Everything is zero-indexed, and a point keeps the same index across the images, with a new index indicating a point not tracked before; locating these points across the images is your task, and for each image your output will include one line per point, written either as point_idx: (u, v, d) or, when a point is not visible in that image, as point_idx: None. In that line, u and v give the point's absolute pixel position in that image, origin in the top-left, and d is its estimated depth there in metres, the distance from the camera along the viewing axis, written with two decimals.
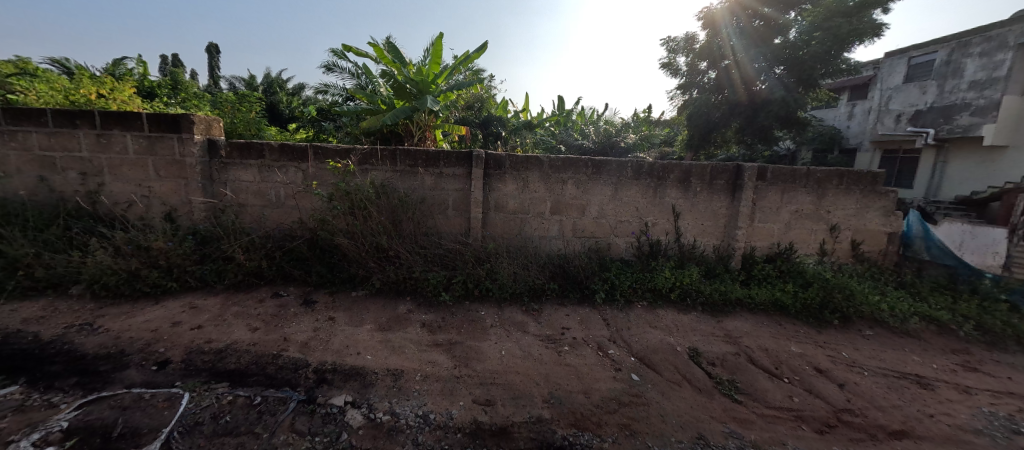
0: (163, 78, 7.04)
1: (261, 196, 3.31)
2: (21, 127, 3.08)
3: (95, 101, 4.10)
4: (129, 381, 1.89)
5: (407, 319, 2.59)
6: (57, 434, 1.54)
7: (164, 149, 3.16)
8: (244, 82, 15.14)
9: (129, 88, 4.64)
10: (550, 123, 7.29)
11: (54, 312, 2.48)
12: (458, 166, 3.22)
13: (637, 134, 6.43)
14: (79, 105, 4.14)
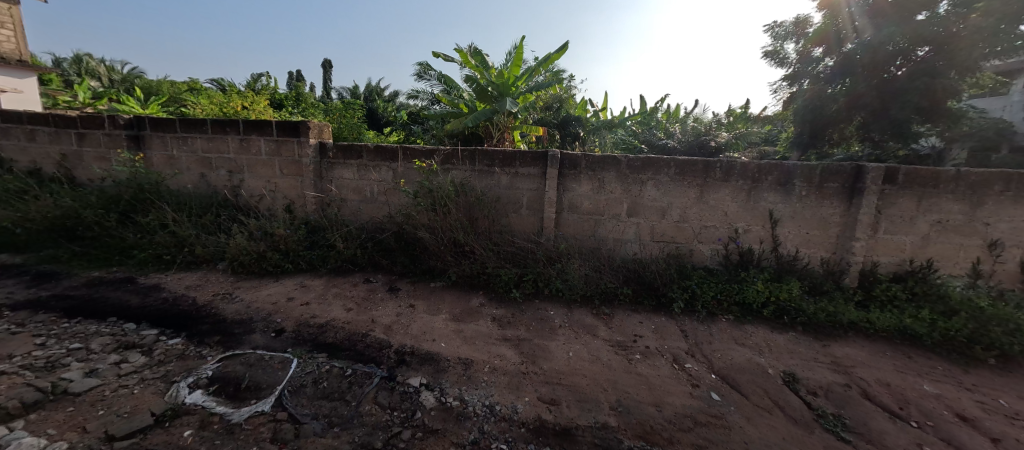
0: (288, 91, 8.29)
1: (359, 192, 3.73)
2: (190, 133, 3.91)
3: (240, 112, 5.00)
4: (255, 343, 2.29)
5: (479, 312, 2.72)
6: (205, 379, 1.93)
7: (287, 151, 3.73)
8: (349, 91, 17.12)
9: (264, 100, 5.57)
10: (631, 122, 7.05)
11: (206, 282, 3.09)
12: (533, 166, 3.29)
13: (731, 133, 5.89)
14: (230, 115, 5.09)
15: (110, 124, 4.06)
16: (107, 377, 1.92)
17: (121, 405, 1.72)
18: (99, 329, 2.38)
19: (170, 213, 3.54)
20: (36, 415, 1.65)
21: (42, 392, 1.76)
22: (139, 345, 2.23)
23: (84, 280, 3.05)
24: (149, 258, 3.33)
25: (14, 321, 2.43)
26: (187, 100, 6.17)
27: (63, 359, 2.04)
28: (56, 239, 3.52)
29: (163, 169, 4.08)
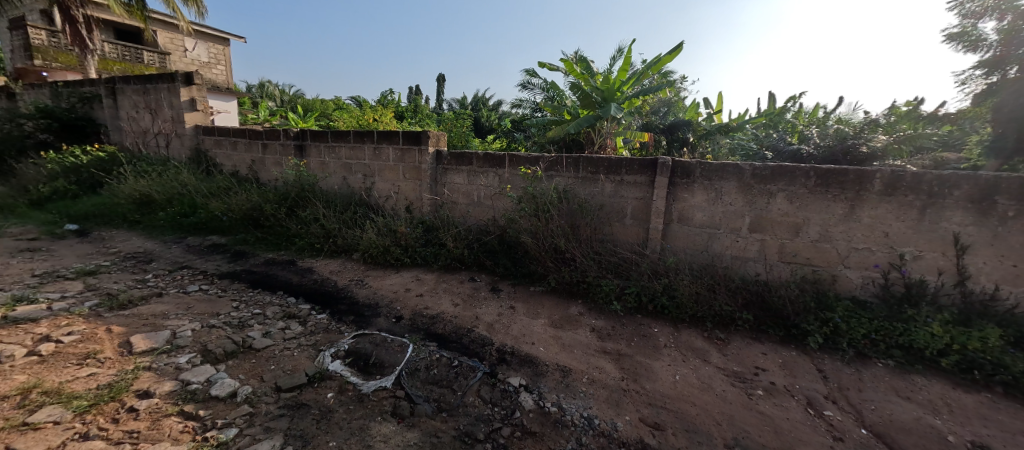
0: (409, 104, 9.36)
1: (468, 196, 4.00)
2: (337, 143, 4.69)
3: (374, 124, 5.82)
4: (381, 326, 2.61)
5: (578, 320, 2.70)
6: (342, 351, 2.27)
7: (409, 158, 4.19)
8: (458, 102, 18.67)
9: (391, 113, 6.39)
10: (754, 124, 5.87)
11: (343, 268, 3.63)
12: (641, 174, 3.14)
13: (905, 133, 4.07)
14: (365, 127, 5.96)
15: (284, 135, 5.12)
16: (276, 339, 2.38)
17: (284, 364, 2.12)
18: (270, 300, 2.97)
19: (321, 209, 4.25)
20: (231, 361, 2.13)
21: (235, 344, 2.27)
22: (297, 316, 2.72)
23: (261, 259, 3.84)
24: (304, 245, 4.03)
25: (218, 287, 3.17)
26: (334, 115, 7.39)
27: (248, 321, 2.60)
28: (245, 227, 4.48)
29: (317, 172, 4.96)
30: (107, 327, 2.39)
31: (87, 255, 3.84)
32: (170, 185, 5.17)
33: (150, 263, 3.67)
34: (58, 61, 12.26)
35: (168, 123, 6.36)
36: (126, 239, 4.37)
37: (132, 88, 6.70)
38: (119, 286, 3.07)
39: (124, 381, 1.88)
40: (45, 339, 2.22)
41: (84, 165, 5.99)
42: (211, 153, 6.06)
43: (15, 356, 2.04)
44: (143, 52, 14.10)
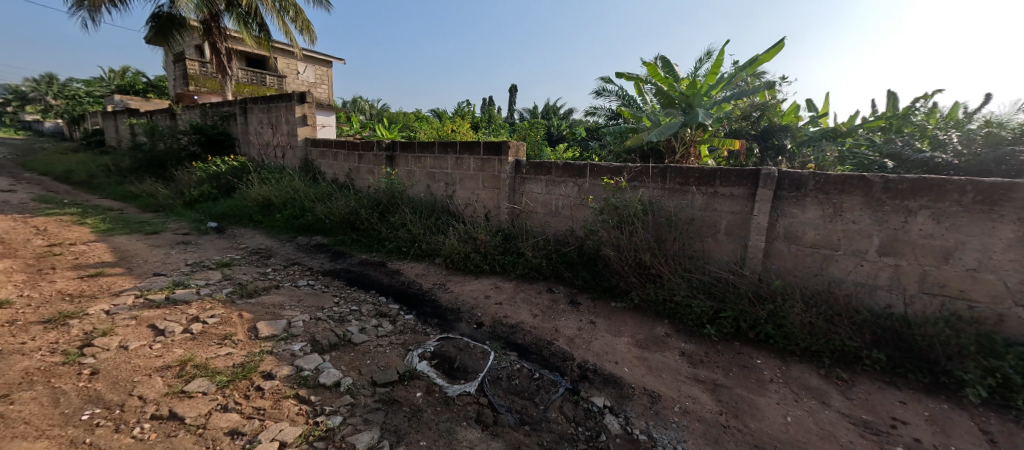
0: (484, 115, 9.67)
1: (546, 206, 3.99)
2: (423, 153, 5.02)
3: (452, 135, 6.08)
4: (463, 331, 2.69)
5: (666, 342, 2.52)
6: (428, 353, 2.38)
7: (489, 168, 4.32)
8: (529, 111, 19.04)
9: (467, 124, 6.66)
10: (869, 129, 4.94)
11: (427, 272, 3.83)
12: (738, 186, 2.87)
13: None
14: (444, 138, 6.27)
15: (377, 147, 5.61)
16: (371, 335, 2.57)
17: (378, 359, 2.28)
18: (365, 298, 3.23)
19: (408, 215, 4.55)
20: (334, 352, 2.35)
21: (337, 337, 2.50)
22: (388, 315, 2.92)
23: (357, 260, 4.21)
24: (394, 248, 4.34)
25: (323, 283, 3.54)
26: (416, 127, 7.86)
27: (347, 316, 2.85)
28: (343, 229, 4.94)
29: (405, 180, 5.34)
30: (239, 312, 2.79)
31: (224, 249, 4.55)
32: (285, 190, 5.92)
33: (269, 258, 4.22)
34: (207, 87, 14.85)
35: (285, 137, 7.33)
36: (251, 236, 5.08)
37: (259, 107, 7.83)
38: (247, 277, 3.59)
39: (253, 362, 2.17)
40: (196, 319, 2.66)
41: (223, 173, 7.13)
42: (317, 163, 6.84)
43: (176, 332, 2.47)
44: (266, 76, 16.50)
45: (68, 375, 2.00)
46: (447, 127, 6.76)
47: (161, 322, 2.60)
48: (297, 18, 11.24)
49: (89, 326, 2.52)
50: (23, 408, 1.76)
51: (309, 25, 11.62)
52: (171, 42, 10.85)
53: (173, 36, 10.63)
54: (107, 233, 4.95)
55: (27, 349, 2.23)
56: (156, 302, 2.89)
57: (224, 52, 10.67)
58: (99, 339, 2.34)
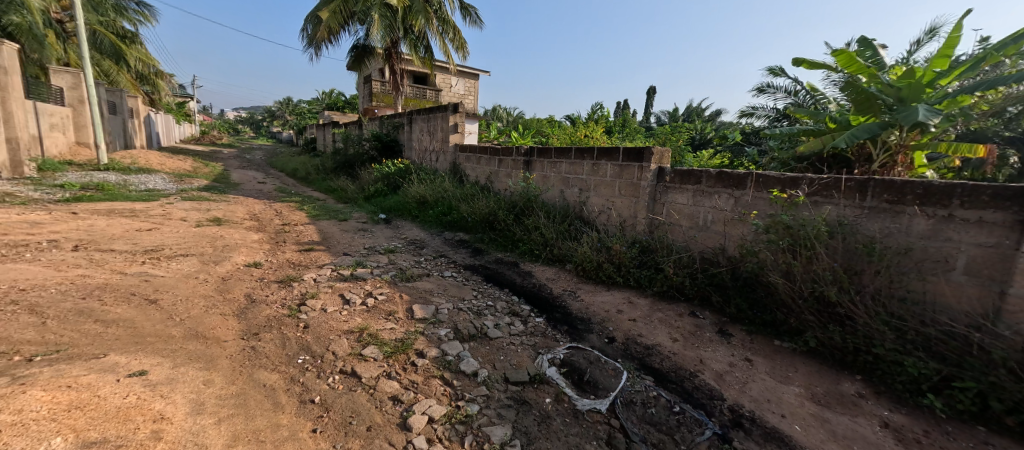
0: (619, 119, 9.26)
1: (692, 219, 3.59)
2: (560, 159, 5.07)
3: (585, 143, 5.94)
4: (593, 343, 2.60)
5: (855, 404, 2.00)
6: (558, 359, 2.36)
7: (628, 175, 4.10)
8: (669, 114, 17.65)
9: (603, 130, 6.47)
10: None
11: (558, 277, 3.83)
12: (995, 209, 2.09)
13: None
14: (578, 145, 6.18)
15: (516, 152, 5.89)
16: (504, 332, 2.69)
17: (512, 357, 2.36)
18: (500, 295, 3.41)
19: (542, 219, 4.64)
20: (472, 343, 2.52)
21: (475, 329, 2.68)
22: (520, 314, 3.01)
23: (493, 258, 4.48)
24: (527, 250, 4.48)
25: (464, 276, 3.86)
26: (549, 132, 8.00)
27: (483, 310, 3.04)
28: (482, 227, 5.32)
29: (540, 185, 5.48)
30: (400, 293, 3.25)
31: (390, 237, 5.37)
32: (437, 190, 6.69)
33: (422, 249, 4.82)
34: (384, 102, 17.89)
35: (439, 143, 8.31)
36: (409, 228, 5.89)
37: (421, 117, 9.05)
38: (406, 263, 4.16)
39: (409, 339, 2.48)
40: (369, 295, 3.18)
41: (391, 173, 8.45)
42: (463, 166, 7.56)
43: (356, 304, 3.00)
44: (427, 91, 19.07)
45: (290, 325, 2.61)
46: (580, 132, 6.69)
47: (346, 293, 3.19)
48: (455, 37, 12.65)
49: (302, 289, 3.25)
50: (264, 345, 2.35)
51: (464, 43, 12.94)
52: (363, 66, 13.38)
53: (364, 62, 13.11)
54: (315, 218, 6.35)
55: (267, 301, 3.00)
56: (344, 276, 3.57)
57: (398, 72, 12.67)
58: (308, 300, 3.00)
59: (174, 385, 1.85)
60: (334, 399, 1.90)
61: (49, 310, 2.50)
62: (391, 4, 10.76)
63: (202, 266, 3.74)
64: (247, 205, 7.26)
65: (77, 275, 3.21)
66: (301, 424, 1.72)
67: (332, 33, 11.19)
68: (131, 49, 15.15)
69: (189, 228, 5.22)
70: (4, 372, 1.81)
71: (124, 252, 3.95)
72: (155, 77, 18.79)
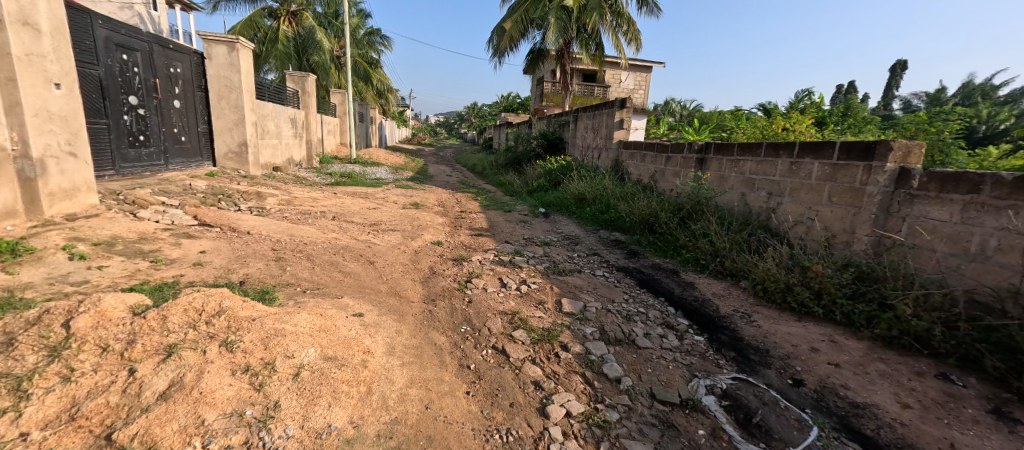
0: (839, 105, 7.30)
1: (955, 242, 2.57)
2: (743, 157, 4.34)
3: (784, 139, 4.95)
4: (771, 380, 2.13)
5: None
6: (720, 389, 2.01)
7: (845, 177, 3.21)
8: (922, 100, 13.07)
9: (811, 123, 5.25)
10: None
11: (729, 294, 3.28)
12: None
13: None
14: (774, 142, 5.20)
15: (687, 149, 5.31)
16: (655, 343, 2.45)
17: (662, 373, 2.13)
18: (654, 303, 3.13)
19: (713, 225, 4.06)
20: (618, 347, 2.38)
21: (623, 334, 2.53)
22: (675, 328, 2.71)
23: (650, 262, 4.15)
24: (691, 258, 3.99)
25: (616, 278, 3.70)
26: (734, 126, 6.94)
27: (634, 316, 2.84)
28: (640, 229, 5.00)
29: (714, 186, 4.81)
30: (551, 285, 3.33)
31: (547, 231, 5.56)
32: (596, 187, 6.60)
33: (576, 245, 4.83)
34: (553, 102, 18.61)
35: (603, 140, 8.16)
36: (566, 224, 5.98)
37: (586, 115, 9.06)
38: (559, 257, 4.24)
39: (556, 330, 2.51)
40: (523, 282, 3.36)
41: (554, 169, 8.75)
42: (626, 164, 7.24)
43: (511, 288, 3.20)
44: (595, 88, 18.99)
45: (458, 297, 2.97)
46: (776, 124, 5.58)
47: (504, 277, 3.45)
48: (628, 30, 12.18)
49: (469, 268, 3.66)
50: (437, 311, 2.73)
51: (638, 34, 12.34)
52: (536, 69, 14.20)
53: (538, 64, 13.88)
54: (486, 208, 7.09)
55: (443, 274, 3.48)
56: (504, 262, 3.87)
57: (568, 71, 12.98)
58: (473, 278, 3.36)
59: (378, 327, 2.32)
60: (486, 370, 2.06)
61: (316, 259, 3.48)
62: (567, 6, 11.03)
63: (402, 239, 4.60)
64: (436, 193, 8.62)
65: (331, 237, 4.38)
66: (458, 385, 1.92)
67: (512, 40, 12.19)
68: (373, 71, 19.77)
69: (396, 209, 6.51)
70: (292, 296, 2.60)
71: (356, 224, 5.19)
72: (386, 91, 24.09)
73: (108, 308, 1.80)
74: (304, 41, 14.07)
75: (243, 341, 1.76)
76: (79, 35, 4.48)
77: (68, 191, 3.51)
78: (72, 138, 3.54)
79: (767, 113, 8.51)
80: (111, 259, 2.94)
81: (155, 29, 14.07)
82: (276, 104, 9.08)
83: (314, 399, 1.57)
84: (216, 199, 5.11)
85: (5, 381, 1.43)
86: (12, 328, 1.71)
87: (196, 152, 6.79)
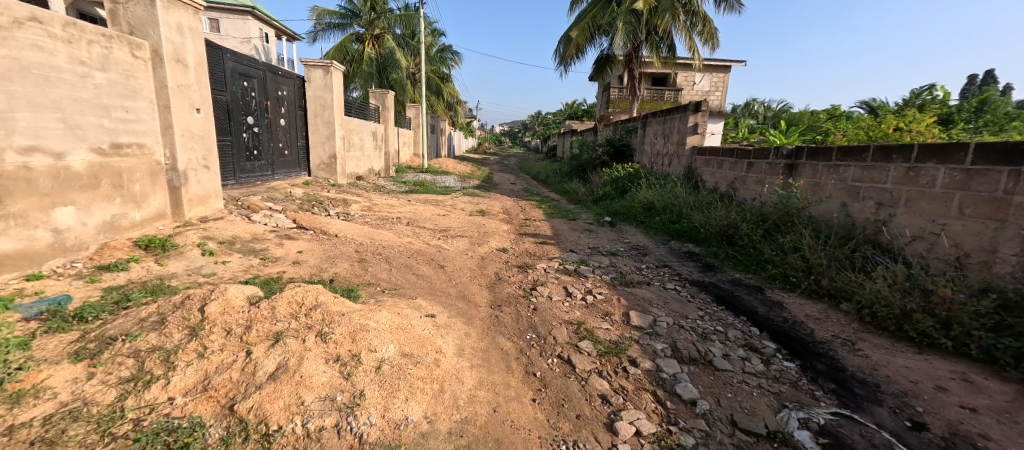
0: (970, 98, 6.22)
1: None
2: (844, 162, 3.89)
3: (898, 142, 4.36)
4: (880, 420, 1.87)
5: None
6: (815, 424, 1.81)
7: (983, 185, 2.80)
8: None
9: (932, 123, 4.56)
10: None
11: (827, 317, 2.93)
12: None
13: None
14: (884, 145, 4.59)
15: (774, 154, 4.88)
16: (735, 366, 2.28)
17: (742, 399, 1.98)
18: (733, 322, 2.91)
19: (806, 238, 3.67)
20: (693, 367, 2.25)
21: (698, 353, 2.39)
22: (759, 351, 2.49)
23: (728, 277, 3.86)
24: (778, 275, 3.64)
25: (689, 292, 3.50)
26: (831, 127, 6.23)
27: (710, 334, 2.67)
28: (718, 241, 4.67)
29: (808, 194, 4.37)
30: (618, 296, 3.25)
31: (613, 240, 5.42)
32: (667, 196, 6.30)
33: (645, 256, 4.64)
34: (620, 108, 18.17)
35: (674, 146, 7.77)
36: (633, 233, 5.78)
37: (656, 120, 8.71)
38: (626, 268, 4.11)
39: (623, 344, 2.44)
40: (589, 292, 3.32)
41: (621, 177, 8.51)
42: (700, 171, 6.83)
43: (576, 298, 3.18)
44: (666, 92, 18.15)
45: (524, 305, 3.01)
46: (886, 124, 4.94)
47: (569, 286, 3.43)
48: (703, 29, 11.55)
49: (534, 275, 3.70)
50: (504, 317, 2.80)
51: (715, 32, 11.64)
52: (603, 75, 13.97)
53: (604, 70, 13.65)
54: (550, 216, 7.10)
55: (510, 281, 3.56)
56: (569, 271, 3.86)
57: (637, 76, 12.60)
58: (538, 286, 3.38)
59: (448, 329, 2.44)
60: (552, 379, 2.07)
61: (393, 262, 3.75)
62: (637, 10, 10.74)
63: (469, 245, 4.78)
64: (502, 201, 8.82)
65: (406, 241, 4.68)
66: (524, 391, 1.95)
67: (579, 48, 12.14)
68: (444, 85, 20.86)
69: (464, 216, 6.78)
70: (372, 296, 2.83)
71: (428, 229, 5.50)
72: (456, 103, 25.23)
73: (232, 297, 2.11)
74: (384, 61, 15.30)
75: (335, 333, 1.95)
76: (214, 68, 5.34)
77: (202, 197, 4.18)
78: (206, 153, 4.21)
79: (873, 110, 7.50)
80: (232, 256, 3.45)
81: (265, 58, 16.22)
82: (361, 119, 9.97)
83: (394, 392, 1.70)
84: (310, 205, 5.73)
85: (159, 353, 1.78)
86: (164, 309, 2.08)
87: (296, 163, 7.68)
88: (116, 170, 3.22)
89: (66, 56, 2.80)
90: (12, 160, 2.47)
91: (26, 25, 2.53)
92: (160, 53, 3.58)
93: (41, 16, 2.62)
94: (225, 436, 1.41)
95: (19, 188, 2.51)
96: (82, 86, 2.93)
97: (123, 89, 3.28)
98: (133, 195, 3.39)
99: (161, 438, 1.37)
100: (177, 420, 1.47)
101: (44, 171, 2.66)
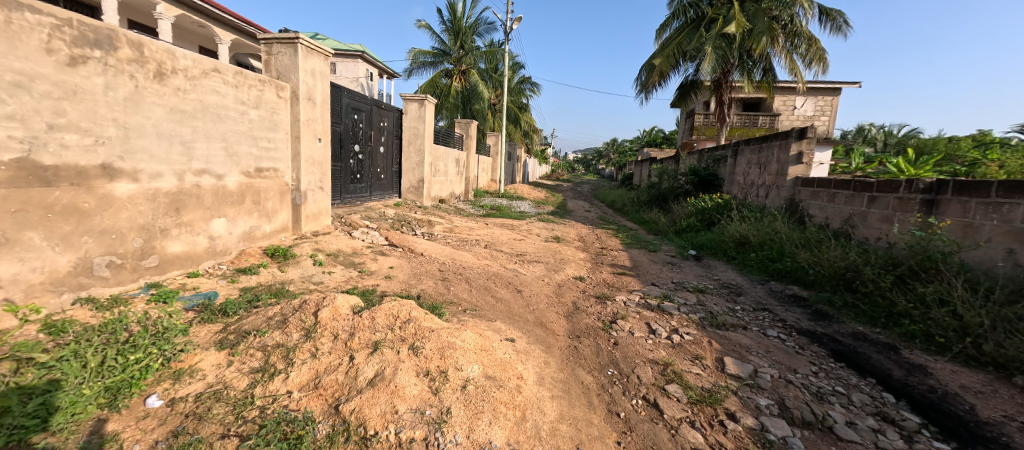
0: None
1: None
2: (1011, 200, 3.23)
3: None
4: None
5: None
6: None
7: None
8: None
9: None
10: None
11: (993, 392, 2.36)
12: None
13: None
14: None
15: (905, 188, 4.18)
16: (865, 438, 1.94)
17: None
18: (857, 383, 2.49)
19: (958, 289, 3.04)
20: (807, 432, 1.96)
21: (814, 416, 2.08)
22: (897, 423, 2.08)
23: (848, 329, 3.32)
24: (918, 333, 3.05)
25: (797, 342, 3.07)
26: (979, 158, 5.17)
27: (828, 395, 2.30)
28: (832, 285, 4.07)
29: (957, 237, 3.66)
30: (709, 339, 2.98)
31: (700, 276, 5.02)
32: (764, 230, 5.71)
33: (739, 296, 4.20)
34: (705, 135, 17.17)
35: (772, 176, 7.07)
36: (724, 270, 5.29)
37: (749, 148, 8.05)
38: (718, 308, 3.74)
39: (718, 394, 2.22)
40: (675, 331, 3.09)
41: (708, 208, 7.93)
42: (805, 204, 6.09)
43: (661, 336, 2.98)
44: (760, 118, 16.76)
45: (604, 338, 2.90)
46: None
47: (652, 323, 3.22)
48: (807, 50, 10.61)
49: (614, 308, 3.55)
50: (584, 349, 2.71)
51: (822, 54, 10.61)
52: (687, 101, 13.36)
53: (689, 96, 13.05)
54: (628, 246, 6.84)
55: (588, 312, 3.45)
56: (651, 306, 3.64)
57: (727, 102, 11.84)
58: (618, 320, 3.23)
59: (528, 355, 2.43)
60: (637, 422, 1.95)
61: (473, 283, 3.89)
62: (729, 34, 10.21)
63: (545, 271, 4.78)
64: (577, 228, 8.75)
65: (485, 263, 4.84)
66: (608, 431, 1.86)
67: (662, 75, 11.78)
68: (523, 114, 21.64)
69: (539, 241, 6.83)
70: (454, 314, 2.94)
71: (504, 253, 5.64)
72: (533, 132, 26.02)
73: (340, 305, 2.35)
74: (469, 94, 16.36)
75: (425, 348, 2.07)
76: (333, 104, 6.16)
77: (316, 214, 4.76)
78: (322, 177, 4.82)
79: None
80: (336, 267, 3.86)
81: (369, 94, 18.31)
82: (446, 147, 10.69)
83: (478, 414, 1.73)
84: (401, 225, 6.23)
85: (282, 350, 2.04)
86: (286, 311, 2.39)
87: (390, 186, 8.45)
88: (257, 189, 3.84)
89: (233, 98, 3.46)
90: (189, 180, 3.09)
91: (210, 74, 3.19)
92: (297, 93, 4.24)
93: (220, 67, 3.29)
94: (331, 434, 1.56)
95: (192, 202, 3.11)
96: (241, 121, 3.58)
97: (268, 124, 3.94)
98: (266, 210, 4.00)
99: (280, 427, 1.56)
100: (294, 412, 1.66)
101: (209, 189, 3.27)
